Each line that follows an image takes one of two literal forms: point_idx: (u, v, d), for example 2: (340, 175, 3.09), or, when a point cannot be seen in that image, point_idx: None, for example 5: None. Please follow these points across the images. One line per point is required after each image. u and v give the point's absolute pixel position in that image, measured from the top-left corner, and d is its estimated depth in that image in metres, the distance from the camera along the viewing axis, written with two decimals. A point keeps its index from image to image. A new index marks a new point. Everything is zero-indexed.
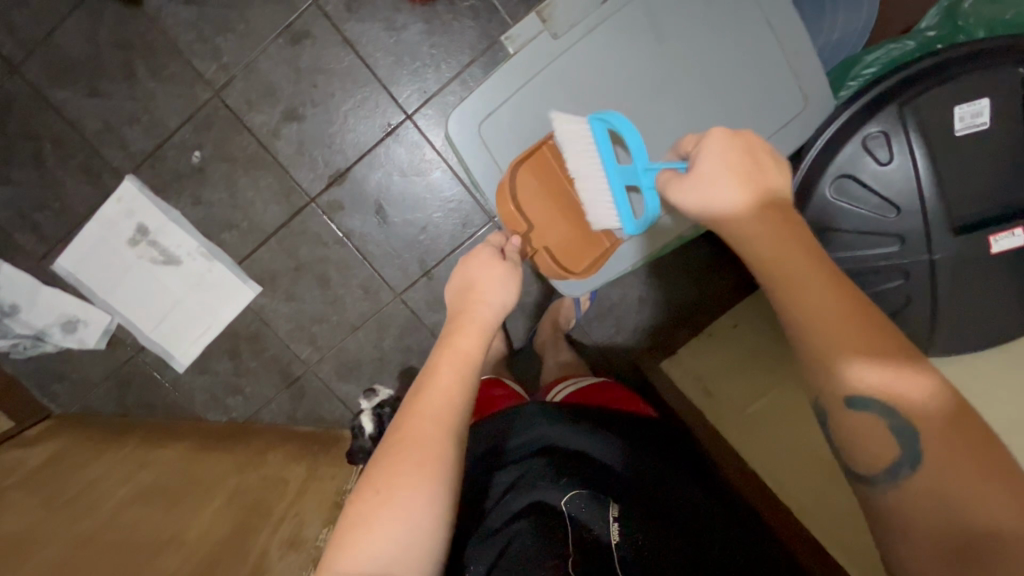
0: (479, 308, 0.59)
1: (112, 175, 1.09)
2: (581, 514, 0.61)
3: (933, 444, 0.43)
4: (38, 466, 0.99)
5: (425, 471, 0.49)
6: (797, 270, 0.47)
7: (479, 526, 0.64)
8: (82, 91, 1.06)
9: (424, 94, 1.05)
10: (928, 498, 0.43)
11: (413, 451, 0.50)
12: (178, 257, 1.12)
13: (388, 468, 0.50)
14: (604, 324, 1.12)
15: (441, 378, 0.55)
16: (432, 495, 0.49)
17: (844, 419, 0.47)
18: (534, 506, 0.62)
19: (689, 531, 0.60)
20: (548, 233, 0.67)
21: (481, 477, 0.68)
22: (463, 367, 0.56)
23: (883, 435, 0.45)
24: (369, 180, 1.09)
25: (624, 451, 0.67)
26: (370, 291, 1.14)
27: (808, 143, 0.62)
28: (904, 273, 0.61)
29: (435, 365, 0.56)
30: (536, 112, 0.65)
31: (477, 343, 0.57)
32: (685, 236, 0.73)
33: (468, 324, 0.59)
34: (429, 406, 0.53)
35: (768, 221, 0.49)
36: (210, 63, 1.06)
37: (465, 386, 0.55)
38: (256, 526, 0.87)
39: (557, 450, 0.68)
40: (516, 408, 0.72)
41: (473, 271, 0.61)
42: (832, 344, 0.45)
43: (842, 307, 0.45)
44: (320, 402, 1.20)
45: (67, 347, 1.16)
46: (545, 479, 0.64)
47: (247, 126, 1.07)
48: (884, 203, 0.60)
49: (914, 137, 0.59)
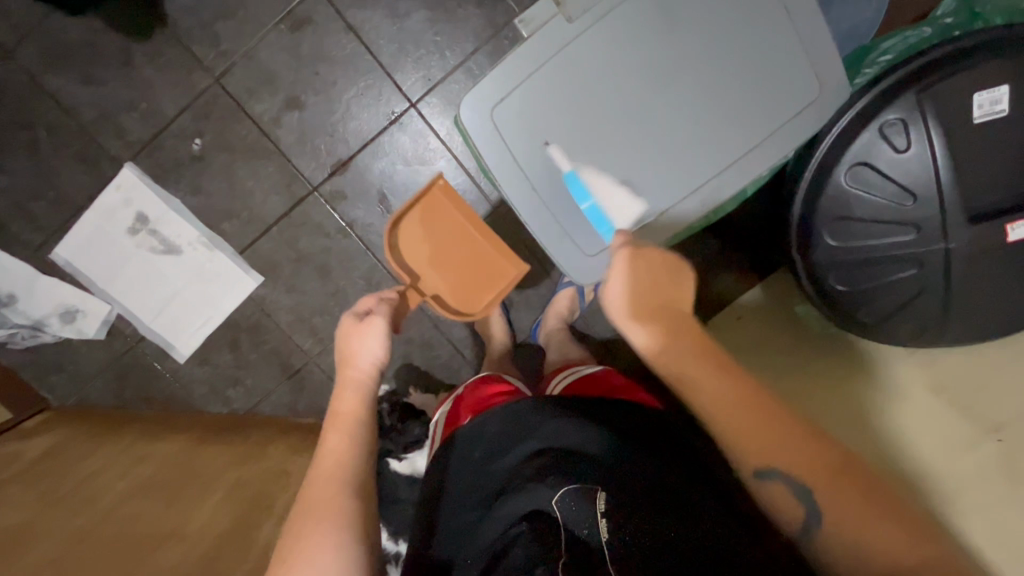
0: (351, 372, 0.66)
1: (110, 163, 1.08)
2: (569, 514, 0.58)
3: (822, 489, 0.49)
4: (36, 458, 0.98)
5: (325, 525, 0.53)
6: (683, 356, 0.56)
7: (473, 539, 0.63)
8: (80, 78, 1.04)
9: (428, 82, 1.04)
10: (840, 542, 0.47)
11: (314, 513, 0.54)
12: (177, 247, 1.10)
13: (292, 537, 0.53)
14: (608, 315, 1.12)
15: (329, 444, 0.61)
16: (340, 540, 0.53)
17: (760, 488, 0.52)
18: (527, 512, 0.60)
19: (683, 518, 0.58)
20: (438, 283, 0.81)
21: (476, 485, 0.69)
22: (347, 426, 0.62)
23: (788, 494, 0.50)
24: (372, 170, 1.08)
25: (617, 447, 0.66)
26: (373, 282, 1.13)
27: (782, 159, 0.63)
28: (919, 263, 0.61)
29: (324, 437, 0.62)
30: (548, 99, 0.63)
31: (356, 400, 0.65)
32: (697, 224, 0.68)
33: (347, 387, 0.66)
34: (324, 470, 0.59)
35: (655, 314, 0.59)
36: (209, 50, 1.04)
37: (354, 441, 0.61)
38: (259, 521, 0.88)
39: (550, 449, 0.67)
40: (508, 408, 0.74)
41: (346, 341, 0.67)
42: (733, 421, 0.53)
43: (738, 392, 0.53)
44: (323, 394, 1.19)
45: (64, 338, 1.15)
46: (531, 480, 0.63)
47: (247, 114, 1.06)
48: (901, 191, 0.60)
49: (933, 125, 0.58)
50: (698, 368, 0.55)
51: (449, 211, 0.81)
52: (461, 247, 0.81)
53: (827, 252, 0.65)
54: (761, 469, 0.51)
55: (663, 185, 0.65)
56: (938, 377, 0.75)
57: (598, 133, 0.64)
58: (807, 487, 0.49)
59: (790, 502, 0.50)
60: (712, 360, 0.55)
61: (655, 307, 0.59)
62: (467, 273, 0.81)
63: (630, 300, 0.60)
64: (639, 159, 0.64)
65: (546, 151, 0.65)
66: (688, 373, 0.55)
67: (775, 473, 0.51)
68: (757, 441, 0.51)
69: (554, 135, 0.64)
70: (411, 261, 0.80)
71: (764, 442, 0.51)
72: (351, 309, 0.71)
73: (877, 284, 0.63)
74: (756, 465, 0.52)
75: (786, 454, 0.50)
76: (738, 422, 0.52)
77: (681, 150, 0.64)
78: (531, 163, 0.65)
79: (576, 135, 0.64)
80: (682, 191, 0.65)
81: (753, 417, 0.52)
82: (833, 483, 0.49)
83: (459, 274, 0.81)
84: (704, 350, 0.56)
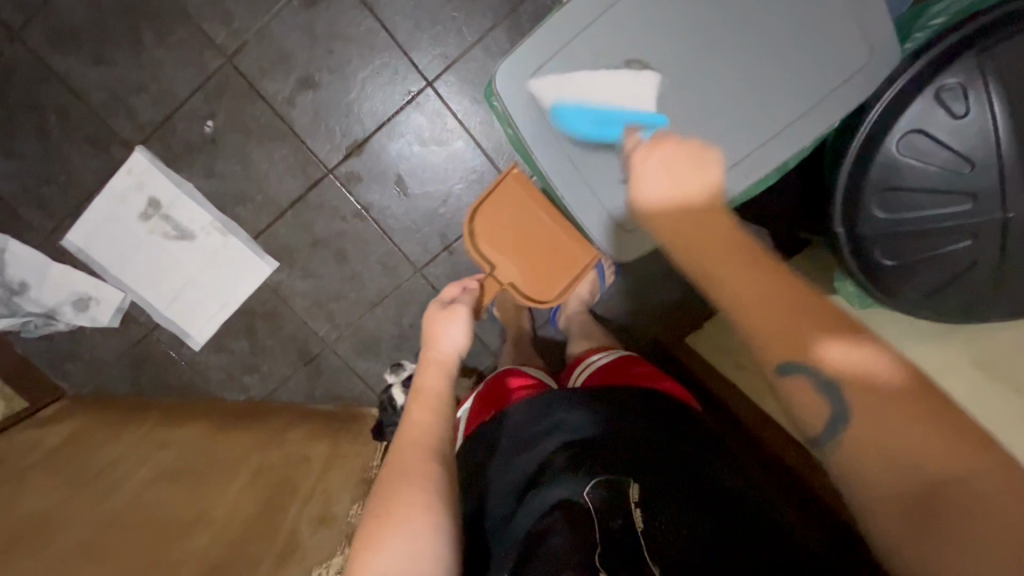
0: (437, 355, 0.71)
1: (121, 148, 1.05)
2: (601, 504, 0.54)
3: (851, 391, 0.44)
4: (56, 446, 0.97)
5: (419, 482, 0.54)
6: (701, 251, 0.50)
7: (502, 533, 0.59)
8: (88, 59, 1.02)
9: (445, 60, 1.01)
10: (866, 445, 0.43)
11: (407, 471, 0.55)
12: (191, 232, 1.09)
13: (386, 494, 0.54)
14: (628, 298, 1.10)
15: (414, 417, 0.64)
16: (431, 500, 0.53)
17: (785, 388, 0.47)
18: (557, 504, 0.56)
19: (717, 520, 0.55)
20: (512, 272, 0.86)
21: (505, 474, 0.64)
22: (433, 402, 0.65)
23: (815, 399, 0.45)
24: (387, 151, 1.05)
25: (650, 439, 0.63)
26: (390, 266, 1.11)
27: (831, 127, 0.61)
28: (974, 234, 0.59)
29: (409, 411, 0.65)
30: (586, 67, 0.62)
31: (441, 380, 0.68)
32: (739, 199, 0.67)
33: (431, 366, 0.71)
34: (411, 438, 0.60)
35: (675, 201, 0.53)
36: (220, 28, 1.01)
37: (439, 417, 0.64)
38: (284, 504, 0.87)
39: (573, 442, 0.63)
40: (535, 398, 0.70)
41: (432, 325, 0.75)
42: (758, 317, 0.47)
43: (764, 283, 0.48)
44: (340, 380, 1.18)
45: (79, 326, 1.14)
46: (563, 472, 0.58)
47: (260, 95, 1.03)
48: (957, 159, 0.58)
49: (994, 89, 0.56)
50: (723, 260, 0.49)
51: (525, 202, 0.85)
52: (537, 238, 0.86)
53: (876, 225, 0.62)
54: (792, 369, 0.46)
55: None
56: (988, 354, 0.76)
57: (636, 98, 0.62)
58: (836, 385, 0.44)
59: (815, 402, 0.45)
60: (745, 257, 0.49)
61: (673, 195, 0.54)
62: (543, 262, 0.87)
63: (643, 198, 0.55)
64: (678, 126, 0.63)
65: None
66: (709, 263, 0.49)
67: (806, 373, 0.45)
68: (779, 335, 0.46)
69: (590, 105, 0.64)
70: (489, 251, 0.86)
71: (787, 332, 0.46)
72: (437, 298, 0.81)
73: (928, 258, 0.62)
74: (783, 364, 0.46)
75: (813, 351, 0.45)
76: (764, 317, 0.46)
77: (722, 120, 0.62)
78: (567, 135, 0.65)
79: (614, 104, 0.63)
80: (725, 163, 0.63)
81: (781, 311, 0.46)
82: (869, 389, 0.43)
83: (533, 262, 0.86)
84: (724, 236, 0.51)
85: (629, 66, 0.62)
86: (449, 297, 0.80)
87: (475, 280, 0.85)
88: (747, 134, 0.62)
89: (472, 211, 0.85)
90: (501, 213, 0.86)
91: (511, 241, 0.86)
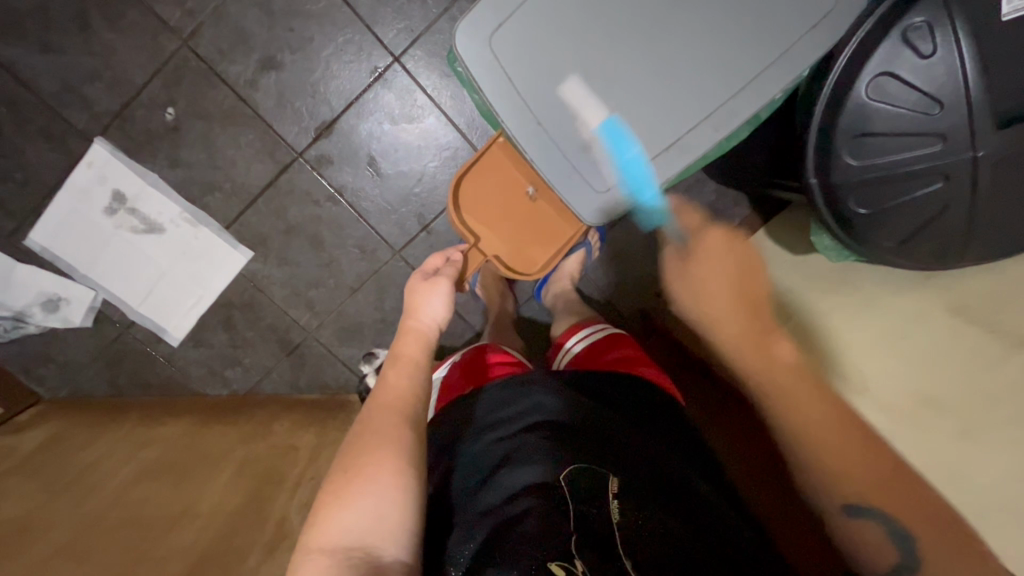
0: (417, 324, 0.71)
1: (79, 140, 1.01)
2: (578, 489, 0.52)
3: (920, 538, 0.50)
4: (34, 449, 0.94)
5: (389, 445, 0.54)
6: (783, 382, 0.57)
7: (465, 510, 0.57)
8: (36, 48, 0.97)
9: (411, 34, 0.99)
10: None
11: (376, 435, 0.56)
12: (159, 225, 1.05)
13: (356, 453, 0.54)
14: (611, 270, 1.09)
15: (390, 380, 0.64)
16: (399, 464, 0.53)
17: (847, 525, 0.52)
18: (527, 485, 0.54)
19: (687, 520, 0.53)
20: (494, 245, 0.85)
21: (477, 451, 0.62)
22: (411, 368, 0.66)
23: (883, 534, 0.51)
24: (358, 132, 1.03)
25: (619, 424, 0.63)
26: (368, 250, 1.09)
27: (802, 71, 0.60)
28: (945, 174, 0.59)
29: (385, 372, 0.65)
30: (549, 23, 0.61)
31: (418, 348, 0.69)
32: (712, 152, 0.66)
33: (409, 335, 0.70)
34: (385, 401, 0.60)
35: (742, 317, 0.64)
36: (174, 9, 0.97)
37: (415, 385, 0.64)
38: (272, 495, 0.86)
39: (546, 421, 0.62)
40: (511, 379, 0.70)
41: (413, 295, 0.74)
42: (821, 427, 0.54)
43: (839, 428, 0.55)
44: (324, 368, 1.16)
45: (49, 328, 1.10)
46: (537, 452, 0.57)
47: (221, 78, 1.00)
48: (926, 99, 0.58)
49: (960, 27, 0.56)
50: (785, 377, 0.58)
51: (510, 171, 0.84)
52: (521, 210, 0.84)
53: (848, 172, 0.62)
54: (857, 506, 0.52)
55: (675, 111, 0.63)
56: (962, 299, 0.78)
57: (610, 54, 0.61)
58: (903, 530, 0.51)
59: (883, 542, 0.51)
60: (803, 376, 0.58)
61: (743, 308, 0.65)
62: (528, 236, 0.86)
63: (715, 319, 0.65)
64: (649, 83, 0.62)
65: (549, 81, 0.63)
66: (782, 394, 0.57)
67: (869, 511, 0.51)
68: (850, 473, 0.53)
69: (557, 62, 0.62)
70: (473, 223, 0.84)
71: (847, 459, 0.53)
72: (419, 269, 0.78)
73: (901, 203, 0.62)
74: (847, 501, 0.52)
75: (873, 490, 0.52)
76: (831, 447, 0.53)
77: (690, 72, 0.61)
78: (534, 93, 0.64)
79: (580, 60, 0.62)
80: (698, 116, 0.62)
81: (855, 451, 0.54)
82: (932, 538, 0.51)
83: (516, 237, 0.85)
84: (798, 372, 0.59)
85: (711, 89, 0.61)
86: (432, 269, 0.77)
87: (459, 250, 0.82)
88: (715, 85, 0.61)
89: (458, 179, 0.83)
90: (487, 184, 0.84)
91: (497, 212, 0.85)
